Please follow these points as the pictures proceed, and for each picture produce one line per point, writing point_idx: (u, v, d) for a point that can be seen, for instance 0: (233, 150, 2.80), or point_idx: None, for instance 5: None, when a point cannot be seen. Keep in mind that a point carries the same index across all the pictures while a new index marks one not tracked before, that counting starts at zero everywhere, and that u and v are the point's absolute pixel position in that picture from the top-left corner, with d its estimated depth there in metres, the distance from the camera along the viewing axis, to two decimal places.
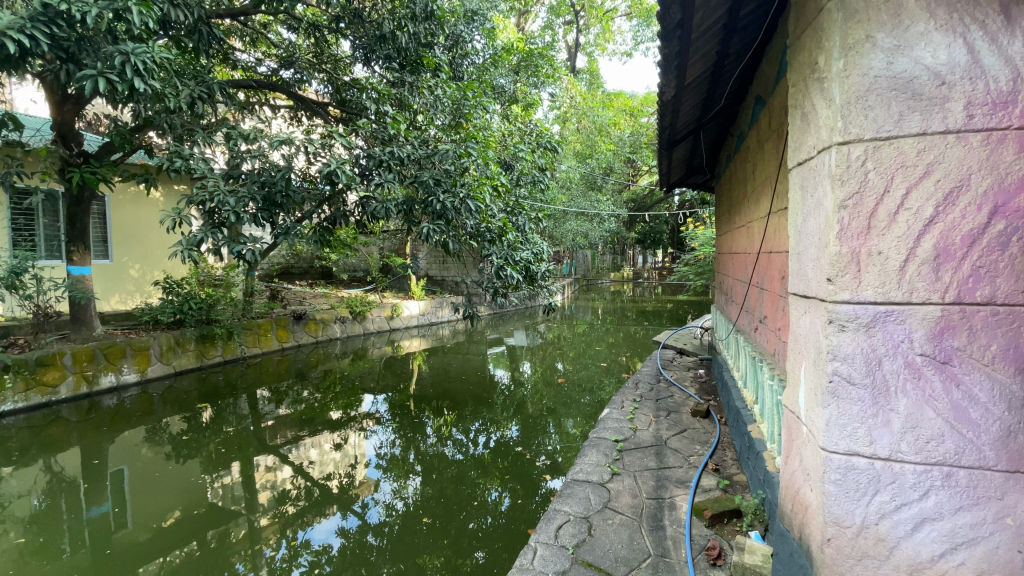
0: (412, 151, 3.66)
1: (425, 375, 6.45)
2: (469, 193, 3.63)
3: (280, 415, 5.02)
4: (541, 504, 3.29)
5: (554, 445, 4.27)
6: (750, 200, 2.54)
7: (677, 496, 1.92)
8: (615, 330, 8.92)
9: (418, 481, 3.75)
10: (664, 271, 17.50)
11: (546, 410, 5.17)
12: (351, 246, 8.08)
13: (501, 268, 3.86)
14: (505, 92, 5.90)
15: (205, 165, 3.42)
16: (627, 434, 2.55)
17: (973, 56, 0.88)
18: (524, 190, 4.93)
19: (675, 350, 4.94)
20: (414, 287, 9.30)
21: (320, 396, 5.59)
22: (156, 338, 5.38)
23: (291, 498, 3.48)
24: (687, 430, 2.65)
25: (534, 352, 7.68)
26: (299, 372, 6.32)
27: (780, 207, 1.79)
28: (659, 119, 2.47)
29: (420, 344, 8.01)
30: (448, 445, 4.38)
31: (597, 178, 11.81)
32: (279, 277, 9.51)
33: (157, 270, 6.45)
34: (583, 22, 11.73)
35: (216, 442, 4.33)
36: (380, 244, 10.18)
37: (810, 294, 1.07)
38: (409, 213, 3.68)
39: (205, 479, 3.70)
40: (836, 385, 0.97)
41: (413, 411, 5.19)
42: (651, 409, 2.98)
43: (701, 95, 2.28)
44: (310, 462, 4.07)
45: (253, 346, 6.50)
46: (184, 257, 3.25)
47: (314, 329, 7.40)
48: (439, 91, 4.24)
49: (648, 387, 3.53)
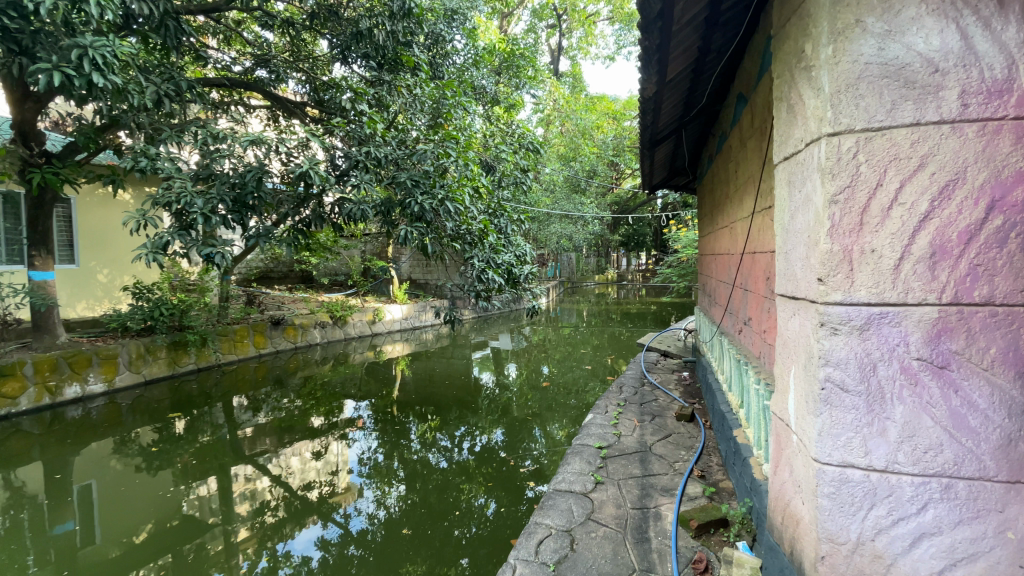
0: (391, 151, 3.56)
1: (408, 380, 6.33)
2: (448, 195, 3.54)
3: (257, 424, 4.87)
4: (527, 510, 3.21)
5: (540, 450, 4.20)
6: (733, 200, 2.51)
7: (663, 505, 1.86)
8: (600, 332, 8.89)
9: (401, 489, 3.66)
10: (648, 273, 17.58)
11: (530, 414, 5.11)
12: (332, 249, 7.93)
13: (483, 271, 3.83)
14: (487, 93, 5.82)
15: (172, 166, 3.29)
16: (611, 440, 2.48)
17: (967, 42, 0.83)
18: (506, 191, 4.87)
19: (659, 353, 4.90)
20: (396, 291, 9.20)
21: (299, 404, 5.44)
22: (124, 346, 5.19)
23: (270, 509, 3.35)
24: (672, 435, 2.59)
25: (519, 355, 7.61)
26: (278, 379, 6.15)
27: (764, 206, 1.74)
28: (640, 118, 2.42)
29: (403, 349, 7.90)
30: (432, 451, 4.28)
31: (581, 181, 11.79)
32: (258, 282, 9.32)
33: (127, 275, 6.24)
34: (565, 25, 11.73)
35: (188, 452, 4.17)
36: (361, 248, 10.02)
37: (798, 295, 1.01)
38: (388, 215, 3.58)
39: (179, 491, 3.56)
40: (829, 393, 0.90)
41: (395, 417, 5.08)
42: (635, 414, 2.93)
43: (683, 94, 2.25)
44: (289, 470, 3.94)
45: (229, 353, 6.32)
46: (150, 260, 3.09)
47: (292, 334, 7.24)
48: (418, 90, 4.14)
49: (633, 390, 3.48)
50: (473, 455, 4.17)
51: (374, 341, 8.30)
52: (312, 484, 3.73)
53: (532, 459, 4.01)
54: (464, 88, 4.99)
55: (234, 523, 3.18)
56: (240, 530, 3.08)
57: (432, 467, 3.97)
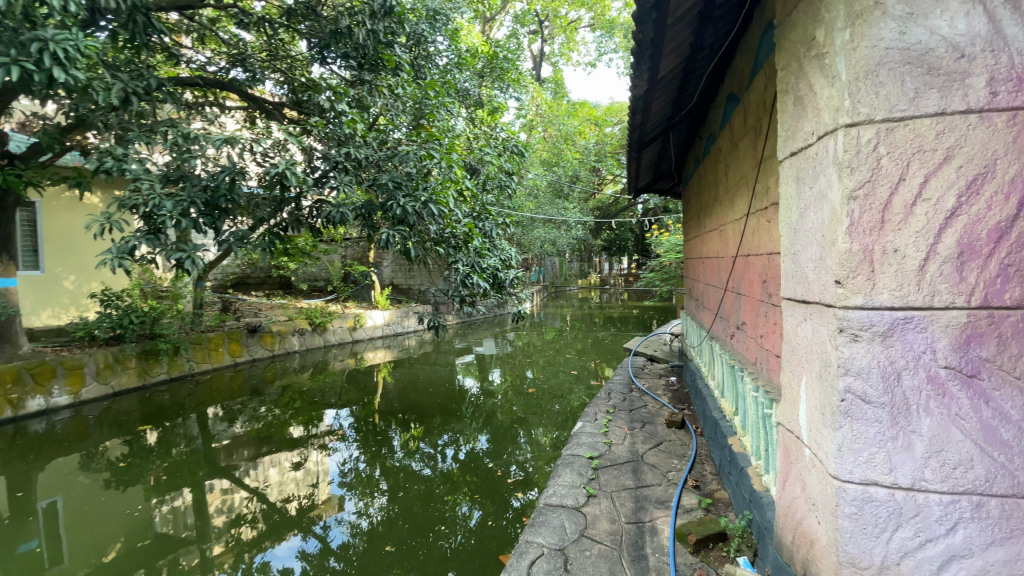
0: (371, 152, 3.45)
1: (391, 388, 6.18)
2: (431, 197, 3.44)
3: (233, 435, 4.68)
4: (513, 521, 3.12)
5: (526, 456, 4.12)
6: (723, 203, 2.47)
7: (658, 519, 1.78)
8: (584, 336, 8.85)
9: (383, 499, 3.53)
10: (631, 277, 17.65)
11: (516, 420, 5.01)
12: (311, 254, 7.75)
13: (467, 277, 3.76)
14: (470, 96, 5.75)
15: (140, 167, 3.13)
16: (602, 449, 2.40)
17: (995, 25, 0.77)
18: (491, 195, 4.80)
19: (645, 357, 4.85)
20: (378, 296, 9.04)
21: (277, 414, 5.25)
22: (91, 355, 4.96)
23: (247, 522, 3.21)
24: (664, 442, 2.52)
25: (503, 361, 7.52)
26: (255, 389, 5.95)
27: (760, 207, 1.69)
28: (630, 118, 2.36)
29: (385, 356, 7.74)
30: (415, 460, 4.15)
31: (564, 186, 11.77)
32: (234, 288, 9.08)
33: (95, 282, 5.99)
34: (547, 31, 11.73)
35: (159, 466, 3.98)
36: (342, 252, 9.83)
37: (812, 299, 0.95)
38: (368, 218, 3.47)
39: (151, 506, 3.39)
40: (849, 404, 0.84)
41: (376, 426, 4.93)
42: (625, 421, 2.85)
43: (673, 94, 2.20)
44: (267, 482, 3.78)
45: (203, 362, 6.10)
46: (116, 266, 2.93)
47: (270, 342, 7.04)
48: (400, 91, 4.04)
49: (621, 396, 3.41)
50: (458, 463, 4.06)
51: (355, 348, 8.13)
52: (290, 496, 3.57)
53: (519, 467, 3.91)
54: (447, 90, 4.90)
55: (208, 539, 3.01)
56: (216, 545, 2.93)
57: (415, 476, 3.85)
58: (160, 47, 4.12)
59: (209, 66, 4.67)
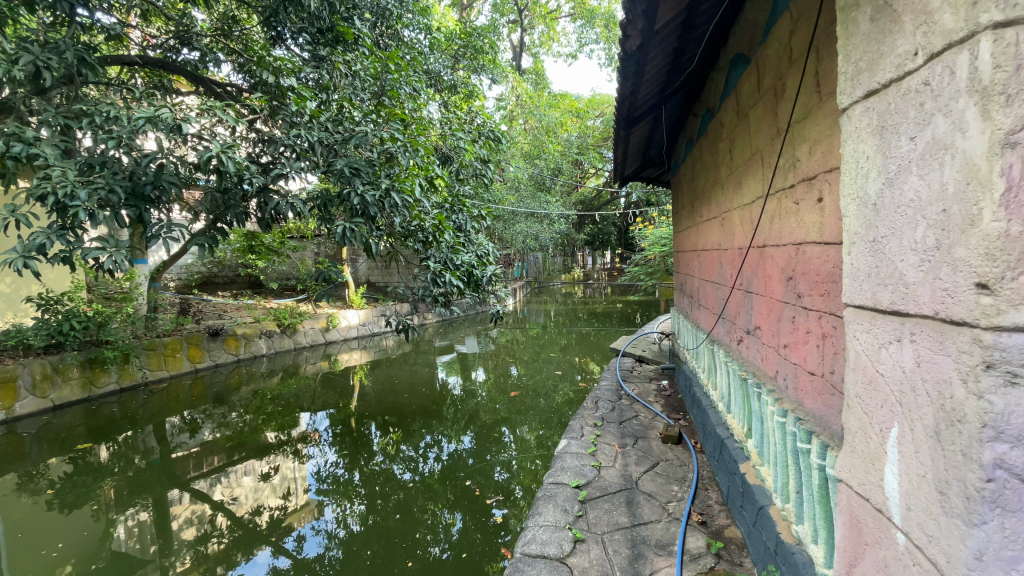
0: (326, 135, 2.99)
1: (367, 390, 5.82)
2: (394, 185, 3.02)
3: (194, 445, 4.28)
4: (496, 527, 2.85)
5: (510, 456, 3.83)
6: (725, 188, 2.15)
7: (662, 572, 1.45)
8: (568, 332, 8.58)
9: (362, 506, 3.22)
10: (615, 271, 17.44)
11: (500, 419, 4.70)
12: (280, 252, 7.26)
13: (440, 273, 3.39)
14: (444, 82, 5.35)
15: (52, 152, 2.68)
16: (589, 476, 2.06)
17: None
18: (466, 184, 4.45)
19: (634, 358, 4.55)
20: (353, 294, 8.63)
21: (248, 420, 4.88)
22: (27, 366, 4.47)
23: (216, 536, 2.88)
24: (660, 463, 2.20)
25: (486, 358, 7.19)
26: (218, 396, 5.53)
27: (784, 186, 1.36)
28: (619, 86, 2.02)
29: (360, 357, 7.35)
30: (395, 463, 3.80)
31: (546, 179, 11.41)
32: (200, 288, 8.57)
33: (35, 285, 5.45)
34: (527, 21, 11.27)
35: (109, 482, 3.58)
36: (314, 249, 9.36)
37: (917, 313, 0.62)
38: (325, 210, 3.02)
39: (102, 529, 3.01)
40: (1001, 489, 0.52)
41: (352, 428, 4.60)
42: (615, 436, 2.52)
43: (668, 56, 1.88)
44: (235, 493, 3.42)
45: (158, 369, 5.63)
46: (20, 266, 2.50)
47: (234, 345, 6.59)
48: (360, 66, 3.60)
49: (610, 405, 3.07)
50: (440, 466, 3.73)
51: (328, 350, 7.70)
52: (260, 508, 3.20)
53: (505, 469, 3.61)
54: (418, 69, 4.49)
55: (173, 554, 2.71)
56: (183, 562, 2.62)
57: (395, 482, 3.50)
58: (97, 26, 3.63)
59: (158, 48, 4.18)
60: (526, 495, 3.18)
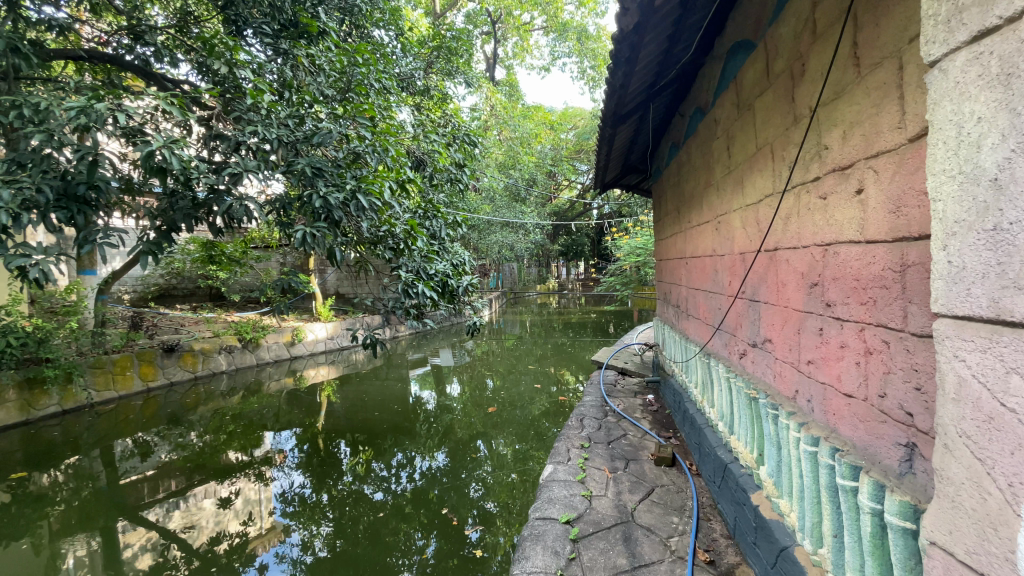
0: (285, 132, 2.74)
1: (335, 406, 5.49)
2: (360, 186, 2.77)
3: (146, 469, 3.90)
4: (477, 550, 2.60)
5: (488, 472, 3.59)
6: (720, 189, 2.00)
7: None
8: (544, 342, 8.39)
9: (329, 528, 2.94)
10: (590, 282, 17.41)
11: (477, 434, 4.45)
12: (243, 262, 6.87)
13: (411, 284, 3.15)
14: (416, 86, 5.12)
15: None
16: (580, 509, 1.84)
17: None
18: (440, 190, 4.22)
19: (616, 371, 4.37)
20: (321, 307, 8.28)
21: (207, 440, 4.51)
22: None
23: (174, 563, 2.57)
24: (656, 489, 2.01)
25: (461, 372, 6.92)
26: (173, 417, 5.12)
27: (805, 180, 1.20)
28: (610, 76, 1.85)
29: (327, 373, 7.00)
30: (366, 483, 3.52)
31: (521, 189, 11.25)
32: (157, 301, 8.07)
33: None
34: (501, 32, 11.13)
35: (53, 512, 3.20)
36: (280, 259, 8.95)
37: None
38: (284, 215, 2.75)
39: (43, 561, 2.65)
40: None
41: (320, 446, 4.28)
42: (605, 459, 2.31)
43: (663, 44, 1.73)
44: (195, 518, 3.10)
45: (106, 389, 5.17)
46: None
47: (191, 362, 6.16)
48: (324, 60, 3.34)
49: (595, 424, 2.87)
50: (413, 486, 3.46)
51: (294, 366, 7.31)
52: (218, 535, 2.88)
53: (481, 487, 3.38)
54: (389, 69, 4.25)
55: None
56: None
57: (366, 503, 3.23)
58: (41, 19, 3.30)
59: (108, 42, 3.84)
60: (506, 517, 2.95)
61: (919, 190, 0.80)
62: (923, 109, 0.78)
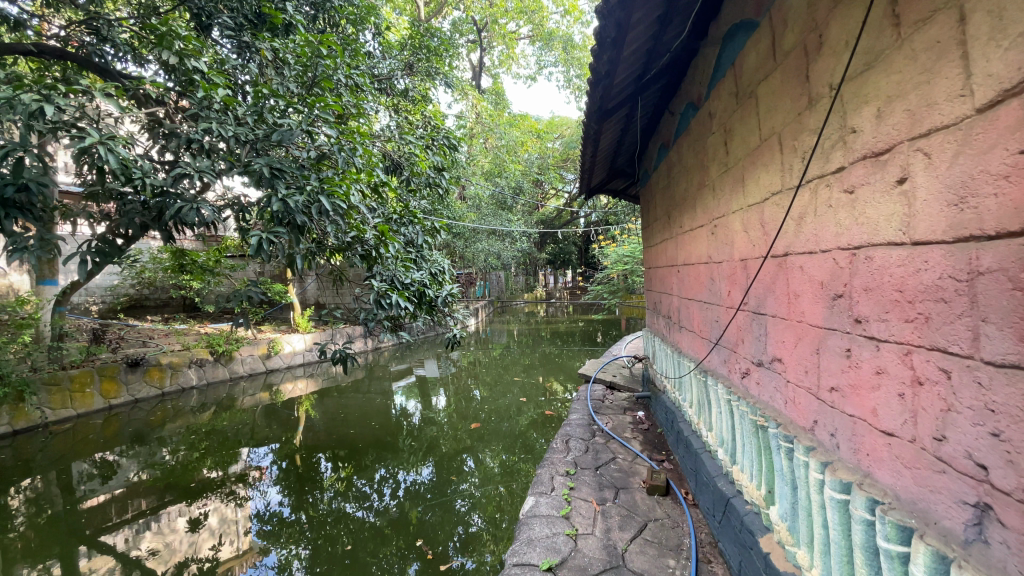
0: (242, 129, 2.49)
1: (315, 420, 5.22)
2: (324, 187, 2.54)
3: (117, 488, 3.62)
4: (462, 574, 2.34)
5: (472, 488, 3.37)
6: (716, 190, 1.82)
7: None
8: (532, 352, 8.16)
9: (308, 548, 2.72)
10: (577, 290, 17.24)
11: (461, 447, 4.21)
12: (216, 272, 6.57)
13: (384, 295, 2.89)
14: (396, 88, 4.89)
15: None
16: (564, 552, 1.62)
17: None
18: (419, 194, 3.98)
19: (604, 385, 4.16)
20: (300, 318, 7.99)
21: (179, 457, 4.24)
22: None
23: None
24: (649, 524, 1.80)
25: (445, 383, 6.67)
26: (136, 436, 4.80)
27: (825, 171, 1.01)
28: (594, 60, 1.66)
29: (305, 386, 6.71)
30: (347, 499, 3.28)
31: (507, 198, 11.05)
32: (127, 313, 7.72)
33: None
34: (486, 40, 10.97)
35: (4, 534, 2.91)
36: (259, 268, 8.66)
37: None
38: (242, 217, 2.49)
39: None
40: None
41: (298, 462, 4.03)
42: (592, 488, 2.10)
43: (652, 28, 1.55)
44: (166, 538, 2.85)
45: (61, 408, 4.79)
46: None
47: (158, 376, 5.82)
48: (288, 54, 3.10)
49: (582, 446, 2.65)
50: (398, 501, 3.23)
51: (269, 379, 7.00)
52: (187, 560, 2.60)
53: (467, 501, 3.15)
54: (363, 68, 4.03)
55: None
56: None
57: (350, 519, 3.01)
58: None
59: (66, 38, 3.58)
60: (497, 532, 2.72)
61: (995, 173, 0.61)
62: (999, 67, 0.60)
